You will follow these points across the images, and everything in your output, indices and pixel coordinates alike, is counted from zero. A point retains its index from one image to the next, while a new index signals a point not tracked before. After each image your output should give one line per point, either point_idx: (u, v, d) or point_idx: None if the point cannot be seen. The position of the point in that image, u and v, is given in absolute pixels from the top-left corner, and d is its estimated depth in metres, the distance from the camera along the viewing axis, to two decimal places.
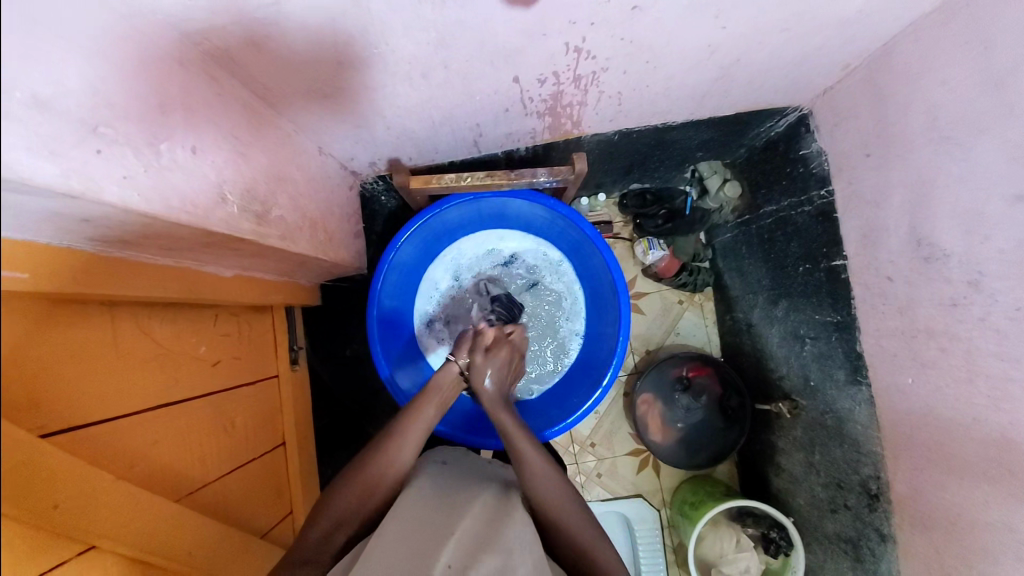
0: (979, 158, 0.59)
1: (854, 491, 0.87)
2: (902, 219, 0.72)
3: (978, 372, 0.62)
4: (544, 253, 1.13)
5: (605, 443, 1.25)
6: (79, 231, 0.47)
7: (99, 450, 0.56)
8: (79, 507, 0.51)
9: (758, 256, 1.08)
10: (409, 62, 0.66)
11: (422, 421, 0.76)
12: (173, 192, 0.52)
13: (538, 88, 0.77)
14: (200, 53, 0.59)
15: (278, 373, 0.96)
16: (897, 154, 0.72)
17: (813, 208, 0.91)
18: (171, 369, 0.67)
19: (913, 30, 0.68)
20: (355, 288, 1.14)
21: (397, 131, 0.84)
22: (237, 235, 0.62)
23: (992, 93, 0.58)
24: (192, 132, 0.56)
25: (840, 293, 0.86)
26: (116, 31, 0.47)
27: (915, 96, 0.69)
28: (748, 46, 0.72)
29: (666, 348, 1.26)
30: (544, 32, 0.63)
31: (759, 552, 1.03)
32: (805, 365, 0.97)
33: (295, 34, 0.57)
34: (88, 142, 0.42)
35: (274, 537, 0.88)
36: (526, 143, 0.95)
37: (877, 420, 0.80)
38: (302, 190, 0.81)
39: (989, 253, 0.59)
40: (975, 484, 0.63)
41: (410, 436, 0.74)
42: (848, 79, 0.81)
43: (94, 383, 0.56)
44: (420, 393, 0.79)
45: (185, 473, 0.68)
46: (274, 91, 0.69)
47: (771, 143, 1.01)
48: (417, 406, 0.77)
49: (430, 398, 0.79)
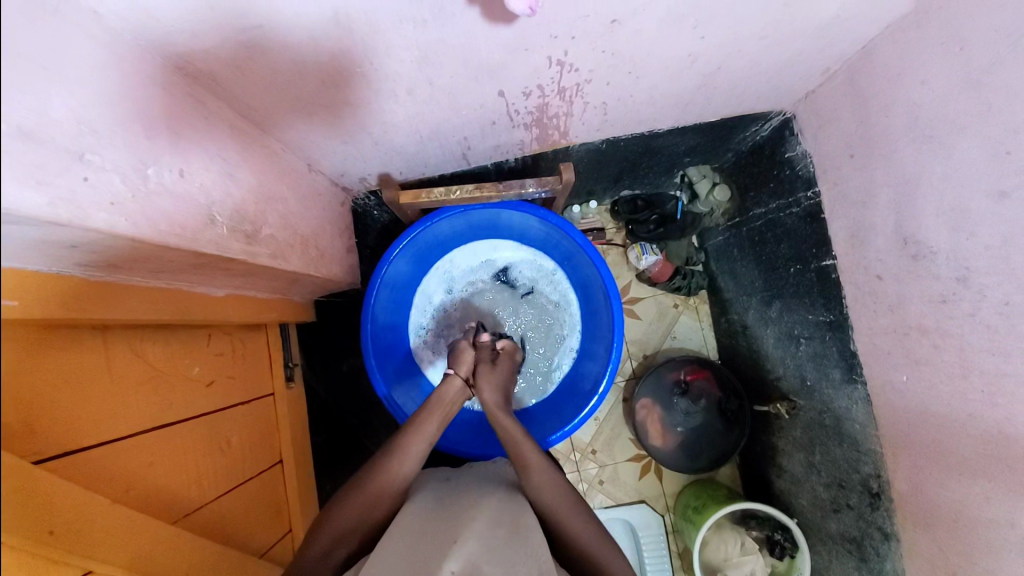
0: (961, 156, 0.60)
1: (855, 490, 0.87)
2: (889, 218, 0.72)
3: (971, 368, 0.62)
4: (537, 263, 1.14)
5: (605, 450, 1.25)
6: (69, 257, 0.48)
7: (93, 475, 0.56)
8: (75, 534, 0.51)
9: (751, 258, 1.09)
10: (394, 80, 0.67)
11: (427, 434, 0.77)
12: (161, 216, 0.52)
13: (524, 101, 0.78)
14: (186, 78, 0.60)
15: (273, 390, 0.96)
16: (880, 153, 0.73)
17: (801, 210, 0.92)
18: (164, 390, 0.67)
19: (889, 32, 0.69)
20: (348, 302, 1.14)
21: (385, 147, 0.85)
22: (228, 256, 0.63)
23: (970, 91, 0.58)
24: (180, 155, 0.57)
25: (831, 293, 0.86)
26: (102, 61, 0.48)
27: (895, 96, 0.69)
28: (728, 53, 0.73)
29: (664, 353, 1.26)
30: (526, 47, 0.64)
31: (764, 555, 1.03)
32: (801, 366, 0.97)
33: (282, 57, 0.58)
34: (75, 170, 0.43)
35: (272, 556, 0.88)
36: (516, 154, 0.96)
37: (874, 418, 0.80)
38: (292, 209, 0.82)
39: (976, 249, 0.59)
40: (975, 480, 0.63)
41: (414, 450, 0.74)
42: (829, 83, 0.82)
43: (85, 406, 0.56)
44: (423, 408, 0.79)
45: (182, 494, 0.68)
46: (261, 112, 0.70)
47: (757, 147, 1.02)
48: (416, 422, 0.77)
49: (430, 413, 0.79)
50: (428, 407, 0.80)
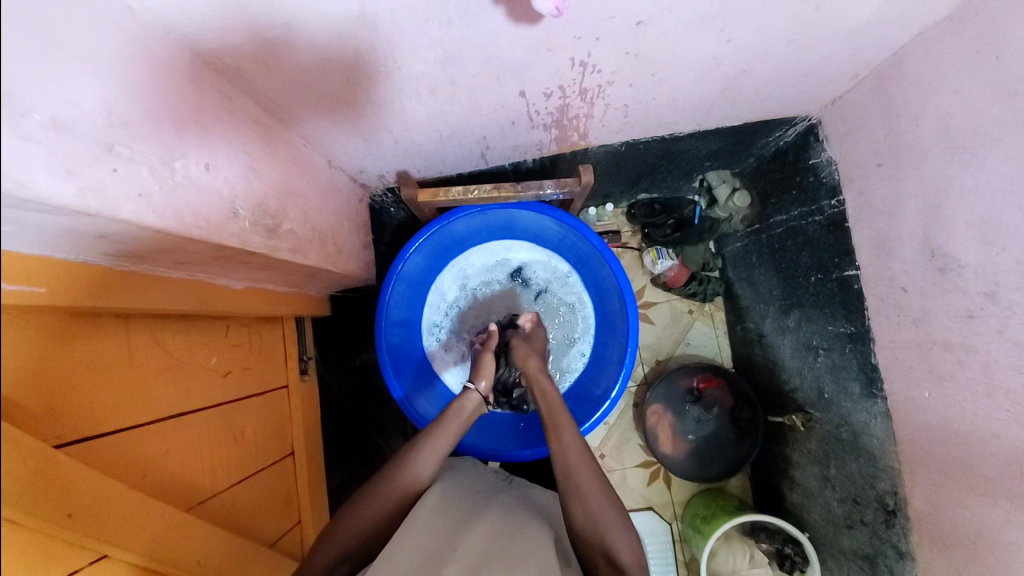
0: (993, 168, 0.58)
1: (870, 507, 0.85)
2: (915, 229, 0.71)
3: (996, 386, 0.60)
4: (552, 265, 1.14)
5: (614, 455, 1.24)
6: (95, 246, 0.48)
7: (111, 461, 0.57)
8: (91, 519, 0.52)
9: (769, 266, 1.07)
10: (418, 79, 0.67)
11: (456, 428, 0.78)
12: (186, 208, 0.53)
13: (544, 102, 0.78)
14: (213, 72, 0.60)
15: (287, 383, 0.97)
16: (909, 162, 0.71)
17: (824, 218, 0.90)
18: (183, 379, 0.68)
19: (922, 39, 0.68)
20: (363, 297, 1.16)
21: (405, 144, 0.85)
22: (248, 249, 0.63)
23: (1005, 101, 0.57)
24: (205, 149, 0.57)
25: (854, 304, 0.85)
26: (132, 53, 0.49)
27: (926, 104, 0.68)
28: (754, 58, 0.72)
29: (677, 359, 1.25)
30: (549, 48, 0.64)
31: (774, 568, 1.01)
32: (819, 377, 0.95)
33: (307, 53, 0.59)
34: (104, 161, 0.44)
35: (281, 547, 0.88)
36: (534, 155, 0.96)
37: (894, 434, 0.78)
38: (312, 204, 0.83)
39: (1006, 264, 0.58)
40: (996, 501, 0.61)
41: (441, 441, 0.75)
42: (857, 89, 0.80)
43: (105, 394, 0.56)
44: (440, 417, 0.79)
45: (196, 483, 0.69)
46: (285, 108, 0.70)
47: (780, 153, 1.01)
48: (443, 421, 0.78)
49: (457, 413, 0.79)
50: (445, 417, 0.79)
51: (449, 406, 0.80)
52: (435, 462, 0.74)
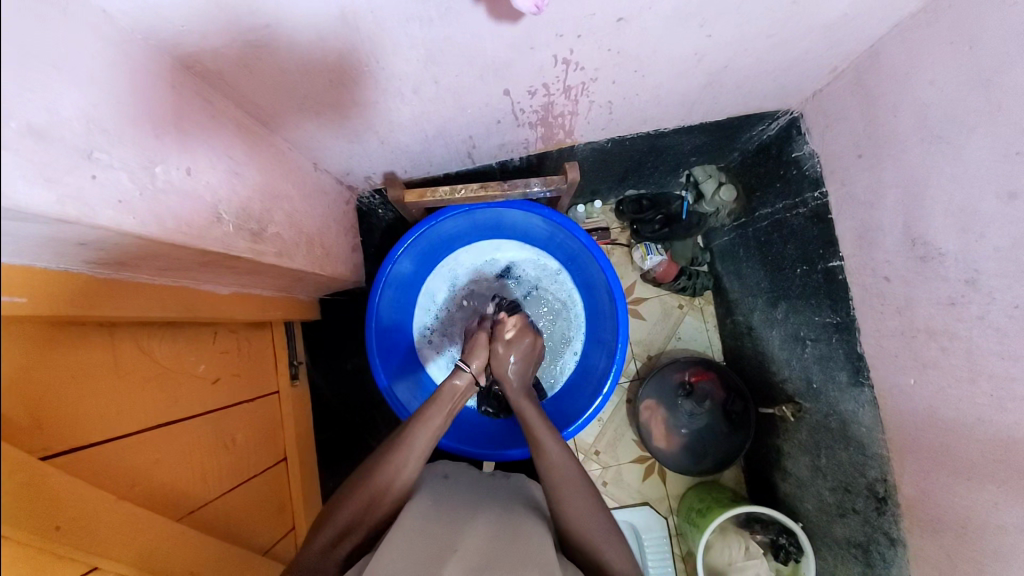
0: (971, 156, 0.59)
1: (861, 495, 0.86)
2: (897, 218, 0.72)
3: (979, 371, 0.61)
4: (541, 263, 1.14)
5: (609, 451, 1.24)
6: (76, 254, 0.48)
7: (99, 471, 0.56)
8: (80, 530, 0.52)
9: (756, 260, 1.08)
10: (401, 79, 0.67)
11: (446, 407, 0.80)
12: (168, 215, 0.53)
13: (528, 100, 0.78)
14: (193, 76, 0.60)
15: (277, 389, 0.96)
16: (889, 153, 0.72)
17: (808, 210, 0.91)
18: (170, 387, 0.68)
19: (898, 32, 0.69)
20: (352, 300, 1.15)
21: (391, 146, 0.85)
22: (233, 253, 0.63)
23: (981, 91, 0.58)
24: (187, 153, 0.57)
25: (839, 294, 0.86)
26: (110, 58, 0.48)
27: (903, 96, 0.69)
28: (735, 52, 0.73)
29: (668, 354, 1.26)
30: (531, 46, 0.64)
31: (769, 559, 1.01)
32: (807, 368, 0.96)
33: (288, 56, 0.59)
34: (83, 168, 0.43)
35: (275, 554, 0.88)
36: (520, 154, 0.96)
37: (881, 422, 0.79)
38: (298, 207, 0.82)
39: (985, 251, 0.59)
40: (983, 484, 0.62)
41: (435, 417, 0.78)
42: (837, 82, 0.81)
43: (89, 405, 0.56)
44: (431, 399, 0.80)
45: (187, 491, 0.69)
46: (267, 110, 0.70)
47: (764, 147, 1.01)
48: (433, 404, 0.79)
49: (449, 396, 0.82)
50: (437, 399, 0.80)
51: (439, 386, 0.82)
52: (424, 445, 0.75)
